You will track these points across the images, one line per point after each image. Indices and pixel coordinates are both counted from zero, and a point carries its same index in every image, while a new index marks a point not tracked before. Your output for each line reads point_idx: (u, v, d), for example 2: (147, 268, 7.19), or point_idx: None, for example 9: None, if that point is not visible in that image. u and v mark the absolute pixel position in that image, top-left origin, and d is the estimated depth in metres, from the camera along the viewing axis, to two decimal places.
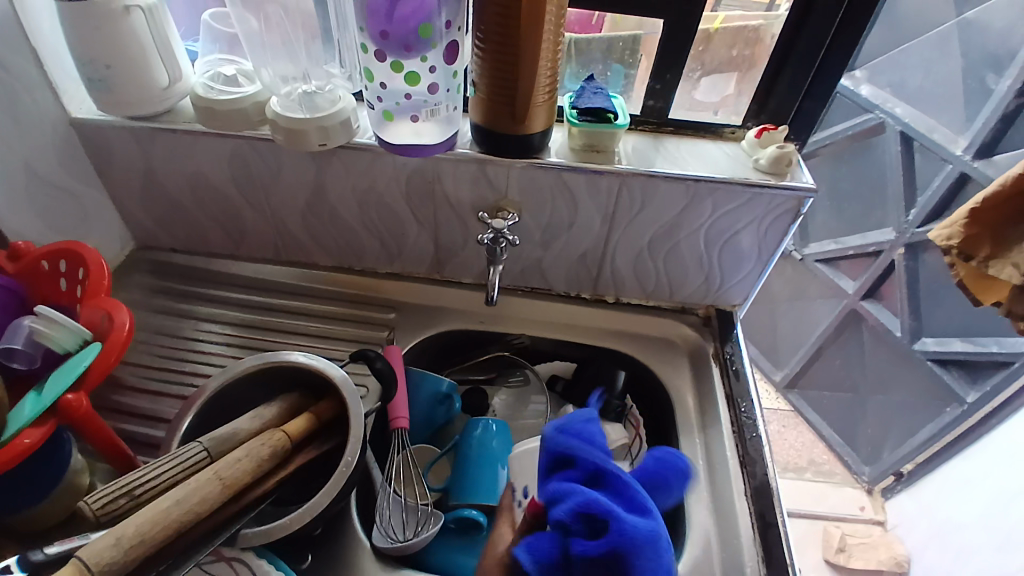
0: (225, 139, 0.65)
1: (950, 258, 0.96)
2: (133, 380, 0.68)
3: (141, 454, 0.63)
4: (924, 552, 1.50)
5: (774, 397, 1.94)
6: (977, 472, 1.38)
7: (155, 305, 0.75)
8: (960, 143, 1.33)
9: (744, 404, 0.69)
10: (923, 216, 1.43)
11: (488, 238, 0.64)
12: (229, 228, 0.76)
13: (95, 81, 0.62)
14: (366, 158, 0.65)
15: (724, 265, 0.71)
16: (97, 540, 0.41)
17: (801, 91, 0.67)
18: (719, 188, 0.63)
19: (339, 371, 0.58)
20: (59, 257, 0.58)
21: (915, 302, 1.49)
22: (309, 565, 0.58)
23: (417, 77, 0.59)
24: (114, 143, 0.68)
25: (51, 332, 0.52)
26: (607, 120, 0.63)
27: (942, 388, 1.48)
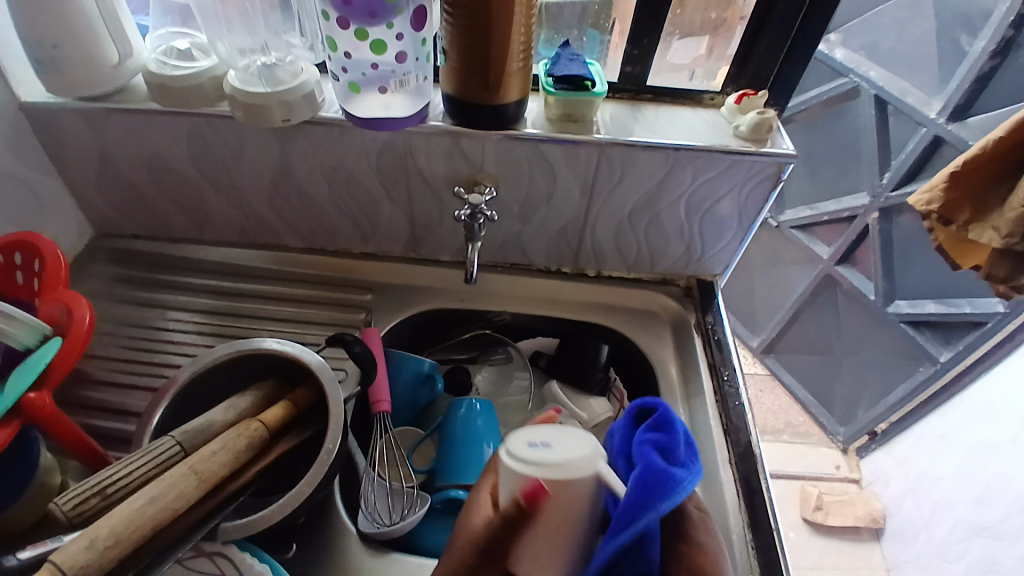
0: (182, 118, 0.61)
1: (930, 224, 0.99)
2: (100, 373, 0.65)
3: (113, 450, 0.60)
4: (899, 507, 1.55)
5: (751, 362, 1.97)
6: (952, 429, 1.42)
7: (120, 294, 0.72)
8: (935, 105, 1.35)
9: (726, 373, 0.69)
10: (897, 179, 1.44)
11: (466, 214, 0.63)
12: (193, 211, 0.72)
13: (41, 59, 0.57)
14: (334, 133, 0.62)
15: (705, 234, 0.70)
16: (70, 543, 0.39)
17: (780, 55, 0.65)
18: (698, 156, 0.62)
19: (315, 357, 0.56)
20: (14, 249, 0.55)
21: (889, 264, 1.51)
22: (293, 555, 0.57)
23: (383, 45, 0.56)
24: (64, 126, 0.63)
25: (10, 329, 0.47)
26: (585, 87, 0.61)
27: (916, 348, 1.51)
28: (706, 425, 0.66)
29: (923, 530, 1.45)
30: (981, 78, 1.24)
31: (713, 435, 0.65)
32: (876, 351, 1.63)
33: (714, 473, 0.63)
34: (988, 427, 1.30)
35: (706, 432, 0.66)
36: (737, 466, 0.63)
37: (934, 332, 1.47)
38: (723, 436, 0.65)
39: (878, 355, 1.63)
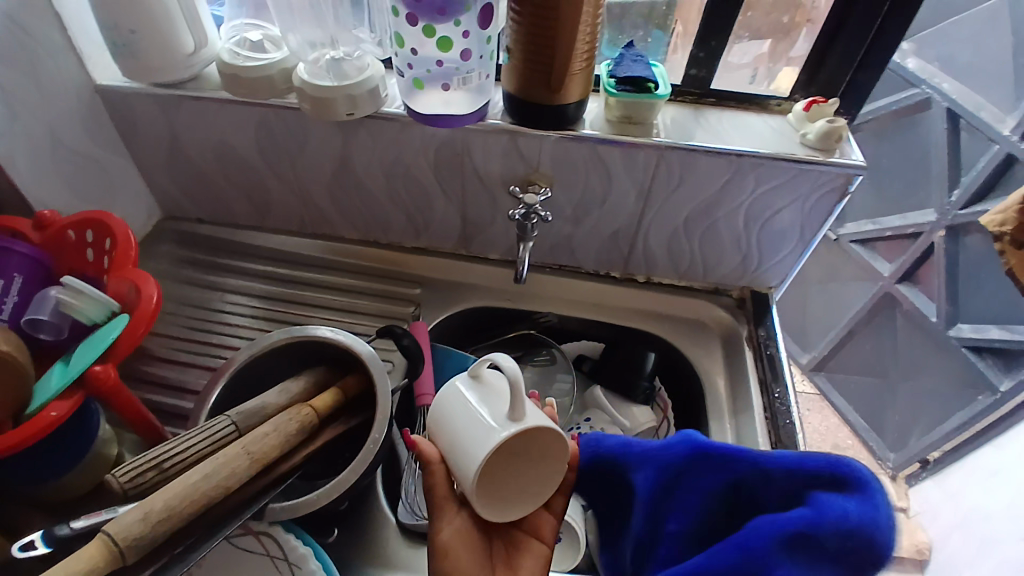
0: (250, 108, 0.63)
1: (1001, 246, 0.94)
2: (161, 350, 0.68)
3: (169, 425, 0.63)
4: (946, 542, 1.47)
5: (800, 380, 1.90)
6: (1007, 462, 1.34)
7: (182, 275, 0.75)
8: (1008, 122, 1.27)
9: (778, 390, 0.67)
10: (966, 198, 1.37)
11: (520, 213, 0.62)
12: (254, 199, 0.74)
13: (119, 45, 0.60)
14: (394, 128, 0.62)
15: (764, 245, 0.68)
16: (126, 514, 0.40)
17: (855, 62, 0.63)
18: (762, 164, 0.60)
19: (366, 347, 0.56)
20: (86, 226, 0.57)
21: (953, 286, 1.44)
22: (334, 540, 0.57)
23: (449, 43, 0.56)
24: (139, 111, 0.66)
25: (78, 303, 0.51)
26: (647, 90, 0.60)
27: (975, 375, 1.44)
28: (754, 442, 0.64)
29: (970, 565, 1.36)
30: None
31: (761, 453, 0.63)
32: (933, 376, 1.55)
33: None
34: None
35: (753, 450, 0.64)
36: None
37: (998, 360, 1.39)
38: None
39: (935, 381, 1.55)
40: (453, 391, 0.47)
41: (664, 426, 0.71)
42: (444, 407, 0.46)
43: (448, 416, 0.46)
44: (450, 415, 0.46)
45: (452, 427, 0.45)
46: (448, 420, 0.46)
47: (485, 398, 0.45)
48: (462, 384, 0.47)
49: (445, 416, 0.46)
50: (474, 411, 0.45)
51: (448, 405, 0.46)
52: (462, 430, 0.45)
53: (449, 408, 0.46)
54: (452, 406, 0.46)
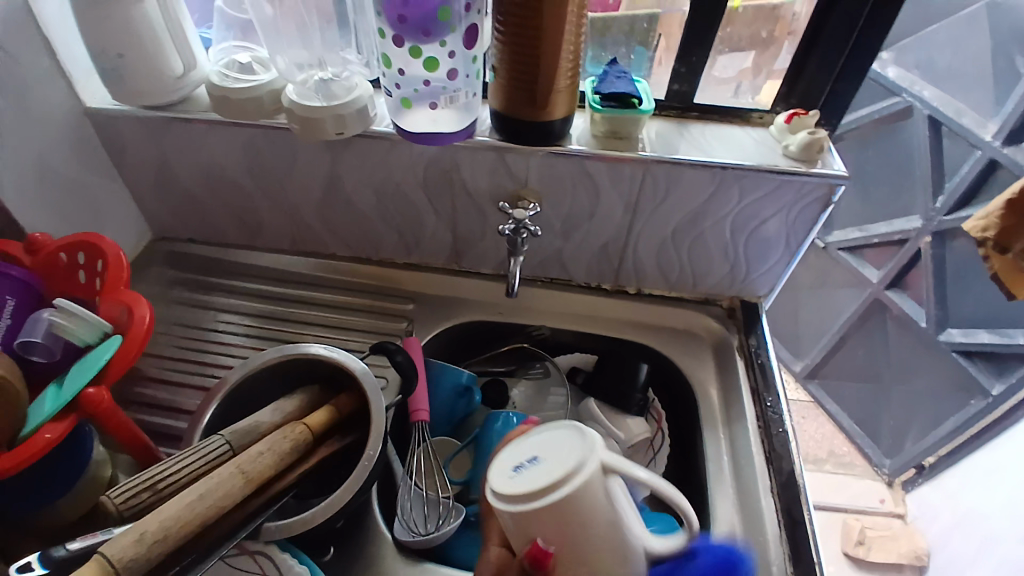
0: (240, 129, 0.64)
1: (985, 250, 0.95)
2: (153, 372, 0.68)
3: (163, 447, 0.63)
4: (944, 547, 1.48)
5: (794, 387, 1.91)
6: (1002, 466, 1.35)
7: (174, 296, 0.75)
8: (989, 128, 1.30)
9: (769, 398, 0.67)
10: (951, 203, 1.39)
11: (509, 228, 0.63)
12: (245, 219, 0.75)
13: (109, 69, 0.61)
14: (383, 146, 0.63)
15: (751, 255, 0.69)
16: (120, 536, 0.40)
17: (833, 75, 0.65)
18: (747, 175, 0.61)
19: (358, 364, 0.57)
20: (77, 248, 0.57)
21: (942, 291, 1.46)
22: (331, 558, 0.57)
23: (436, 63, 0.58)
24: (129, 134, 0.67)
25: (71, 326, 0.52)
26: (632, 105, 0.61)
27: (967, 379, 1.45)
28: (748, 451, 0.65)
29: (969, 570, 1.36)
30: None
31: (754, 461, 0.64)
32: (925, 381, 1.56)
33: (754, 501, 0.61)
34: None
35: (747, 458, 0.64)
36: (779, 494, 0.61)
37: (988, 364, 1.41)
38: (765, 463, 0.63)
39: (927, 385, 1.56)
40: (596, 482, 0.42)
41: (659, 437, 0.70)
42: (590, 502, 0.41)
43: (591, 512, 0.42)
44: (594, 513, 0.42)
45: (597, 522, 0.42)
46: (588, 515, 0.42)
47: (617, 485, 0.43)
48: (606, 474, 0.42)
49: (597, 509, 0.42)
50: (620, 509, 0.42)
51: (591, 495, 0.41)
52: (603, 526, 0.42)
53: (602, 505, 0.42)
54: (599, 499, 0.42)
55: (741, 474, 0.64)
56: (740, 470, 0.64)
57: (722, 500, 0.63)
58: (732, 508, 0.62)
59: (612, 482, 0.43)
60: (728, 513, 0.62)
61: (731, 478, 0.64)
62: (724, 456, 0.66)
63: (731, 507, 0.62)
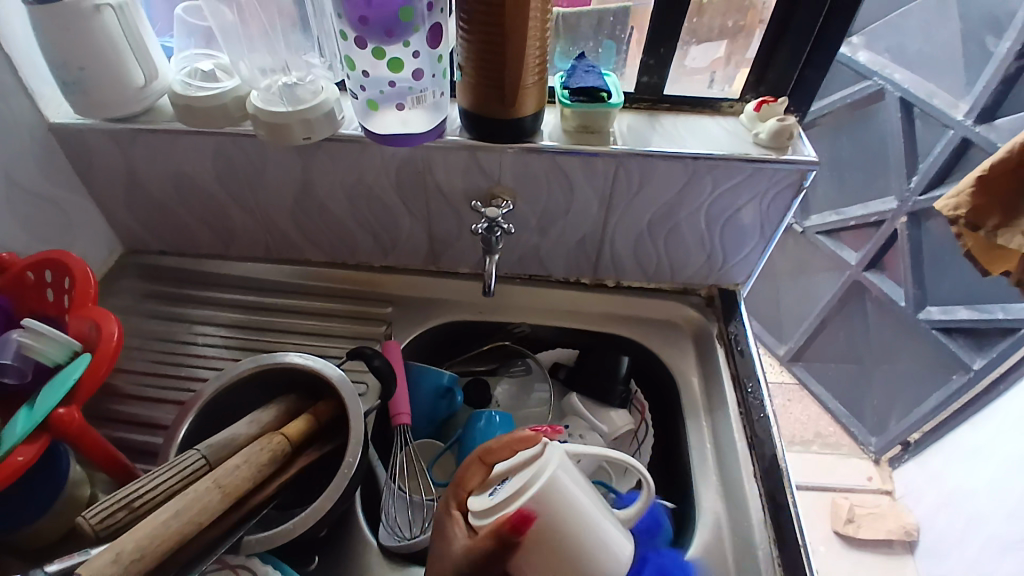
0: (207, 137, 0.63)
1: (958, 228, 0.97)
2: (129, 387, 0.67)
3: (141, 463, 0.62)
4: (932, 522, 1.50)
5: (779, 371, 1.94)
6: (986, 439, 1.36)
7: (148, 309, 0.74)
8: (960, 108, 1.32)
9: (751, 385, 0.68)
10: (924, 184, 1.41)
11: (483, 228, 0.62)
12: (218, 228, 0.74)
13: (70, 82, 0.59)
14: (353, 149, 0.62)
15: (727, 243, 0.69)
16: (97, 556, 0.40)
17: (801, 61, 0.65)
18: (719, 165, 0.61)
19: (336, 371, 0.56)
20: (45, 266, 0.56)
21: (920, 270, 1.48)
22: (316, 567, 0.57)
23: (401, 63, 0.57)
24: (96, 148, 0.66)
25: (39, 345, 0.50)
26: (602, 99, 0.61)
27: (948, 356, 1.47)
28: (730, 439, 0.65)
29: (956, 543, 1.39)
30: (1006, 81, 1.21)
31: (737, 449, 0.64)
32: (907, 359, 1.58)
33: (737, 488, 0.62)
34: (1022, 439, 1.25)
35: (730, 446, 0.65)
36: (762, 480, 0.61)
37: (967, 339, 1.43)
38: (747, 450, 0.64)
39: (909, 364, 1.58)
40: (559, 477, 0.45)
41: (642, 428, 0.70)
42: (554, 500, 0.44)
43: (556, 506, 0.44)
44: (571, 519, 0.44)
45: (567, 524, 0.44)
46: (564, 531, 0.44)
47: (578, 486, 0.46)
48: (564, 472, 0.45)
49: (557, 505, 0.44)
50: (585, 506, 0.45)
51: (563, 492, 0.44)
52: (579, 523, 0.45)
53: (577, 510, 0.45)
54: (566, 495, 0.44)
55: (724, 462, 0.64)
56: (723, 459, 0.65)
57: (707, 489, 0.63)
58: (716, 496, 0.63)
59: (573, 481, 0.45)
60: (712, 502, 0.62)
61: (715, 467, 0.65)
62: (707, 445, 0.66)
63: (715, 495, 0.63)
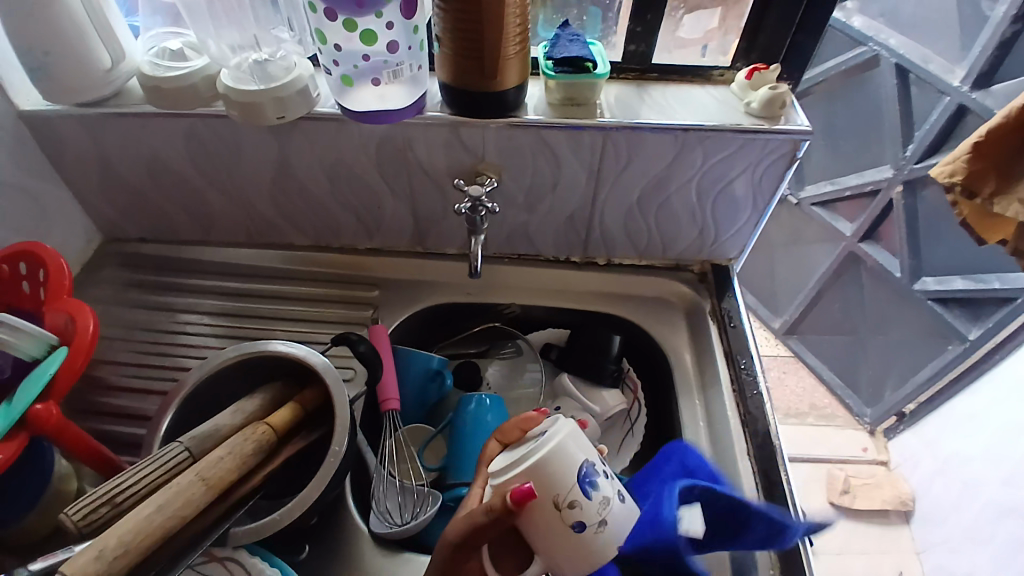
0: (179, 119, 0.60)
1: (953, 197, 0.95)
2: (112, 379, 0.66)
3: (125, 455, 0.61)
4: (928, 490, 1.50)
5: (773, 344, 1.93)
6: (982, 408, 1.36)
7: (129, 298, 0.72)
8: (957, 73, 1.29)
9: (744, 360, 0.67)
10: (921, 152, 1.39)
11: (466, 207, 0.61)
12: (197, 214, 0.72)
13: (33, 65, 0.57)
14: (331, 128, 0.60)
15: (718, 217, 0.68)
16: (79, 554, 0.39)
17: (793, 26, 0.62)
18: (709, 136, 0.59)
19: (320, 358, 0.55)
20: (19, 258, 0.54)
21: (915, 239, 1.47)
22: (307, 556, 0.56)
23: (373, 35, 0.55)
24: (64, 133, 0.63)
25: (15, 340, 0.48)
26: (586, 69, 0.58)
27: (943, 326, 1.46)
28: (724, 415, 0.64)
29: (951, 511, 1.40)
30: (1004, 45, 1.19)
31: (730, 426, 0.63)
32: (902, 329, 1.58)
33: (731, 465, 0.61)
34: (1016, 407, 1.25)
35: (723, 423, 0.64)
36: (756, 457, 0.61)
37: (963, 309, 1.42)
38: (741, 427, 0.63)
39: (904, 334, 1.58)
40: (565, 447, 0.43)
41: (635, 408, 0.70)
42: (560, 464, 0.43)
43: (560, 474, 0.43)
44: (565, 473, 0.43)
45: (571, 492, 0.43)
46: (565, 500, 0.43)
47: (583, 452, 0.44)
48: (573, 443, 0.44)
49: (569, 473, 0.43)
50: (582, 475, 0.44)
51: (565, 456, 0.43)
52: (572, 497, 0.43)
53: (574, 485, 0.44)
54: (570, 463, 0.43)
55: (718, 439, 0.64)
56: (717, 436, 0.64)
57: None
58: None
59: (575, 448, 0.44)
60: None
61: (709, 444, 0.64)
62: (700, 423, 0.65)
63: (709, 472, 0.62)
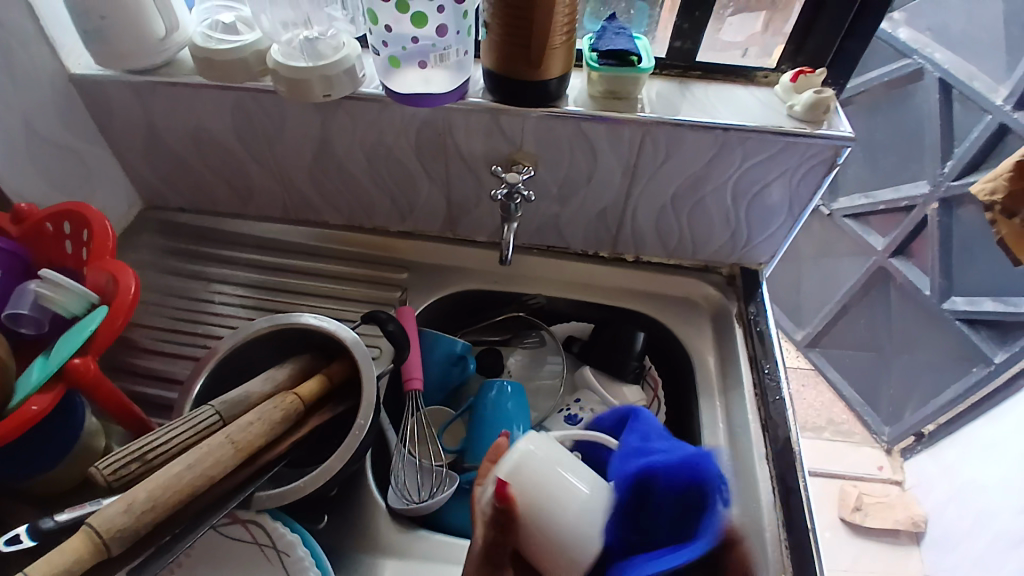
0: (226, 92, 0.62)
1: (991, 215, 0.93)
2: (146, 341, 0.67)
3: (155, 416, 0.63)
4: (942, 514, 1.47)
5: (794, 356, 1.92)
6: (1002, 433, 1.34)
7: (165, 265, 0.74)
8: (1001, 92, 1.26)
9: (768, 366, 0.67)
10: (957, 169, 1.36)
11: (502, 194, 0.61)
12: (236, 186, 0.73)
13: (91, 31, 0.58)
14: (374, 108, 0.61)
15: (753, 221, 0.67)
16: (108, 506, 0.40)
17: (842, 31, 0.62)
18: (750, 137, 0.59)
19: (351, 333, 0.56)
20: (63, 218, 0.56)
21: (947, 258, 1.44)
22: (325, 526, 0.57)
23: (424, 18, 0.55)
24: (115, 99, 0.65)
25: (56, 296, 0.50)
26: (630, 63, 0.58)
27: (970, 348, 1.44)
28: (744, 420, 0.64)
29: (964, 535, 1.38)
30: None
31: (751, 430, 0.63)
32: (928, 349, 1.56)
33: (750, 469, 0.61)
34: None
35: (744, 427, 0.64)
36: (775, 463, 0.61)
37: (991, 332, 1.40)
38: (762, 432, 0.63)
39: (929, 353, 1.55)
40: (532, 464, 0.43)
41: (655, 405, 0.69)
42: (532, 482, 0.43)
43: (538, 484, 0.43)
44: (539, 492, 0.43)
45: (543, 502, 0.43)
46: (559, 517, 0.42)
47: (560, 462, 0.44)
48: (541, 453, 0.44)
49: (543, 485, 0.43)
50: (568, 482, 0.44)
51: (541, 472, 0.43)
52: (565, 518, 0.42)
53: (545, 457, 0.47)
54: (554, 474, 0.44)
55: (737, 442, 0.63)
56: (736, 439, 0.64)
57: None
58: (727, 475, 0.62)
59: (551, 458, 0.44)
60: None
61: (727, 446, 0.64)
62: (721, 425, 0.65)
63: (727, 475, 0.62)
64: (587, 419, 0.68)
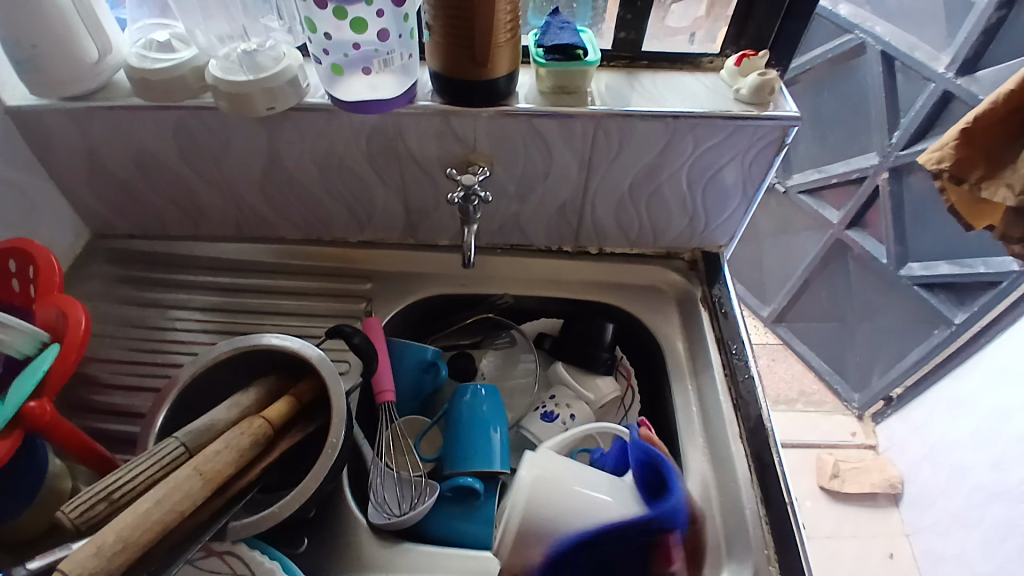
0: (167, 111, 0.60)
1: (942, 184, 0.97)
2: (104, 376, 0.65)
3: (119, 452, 0.61)
4: (916, 473, 1.52)
5: (763, 332, 1.96)
6: (968, 390, 1.38)
7: (118, 295, 0.71)
8: (943, 60, 1.30)
9: (735, 346, 0.68)
10: (906, 138, 1.41)
11: (459, 196, 0.60)
12: (186, 208, 0.71)
13: (20, 60, 0.56)
14: (322, 119, 0.60)
15: (709, 205, 0.68)
16: (76, 551, 0.38)
17: (781, 13, 0.63)
18: (700, 123, 0.59)
19: (315, 350, 0.54)
20: (6, 256, 0.53)
21: (901, 225, 1.49)
22: (306, 549, 0.56)
23: (364, 24, 0.54)
24: (51, 127, 0.62)
25: (6, 337, 0.46)
26: (578, 57, 0.58)
27: (930, 311, 1.48)
28: (716, 400, 0.65)
29: (941, 492, 1.42)
30: (988, 31, 1.21)
31: (722, 409, 0.64)
32: (889, 314, 1.60)
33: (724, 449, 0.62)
34: (1005, 391, 1.26)
35: (716, 409, 0.64)
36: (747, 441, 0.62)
37: (948, 294, 1.44)
38: (733, 412, 0.64)
39: (890, 318, 1.60)
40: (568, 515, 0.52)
41: (628, 395, 0.70)
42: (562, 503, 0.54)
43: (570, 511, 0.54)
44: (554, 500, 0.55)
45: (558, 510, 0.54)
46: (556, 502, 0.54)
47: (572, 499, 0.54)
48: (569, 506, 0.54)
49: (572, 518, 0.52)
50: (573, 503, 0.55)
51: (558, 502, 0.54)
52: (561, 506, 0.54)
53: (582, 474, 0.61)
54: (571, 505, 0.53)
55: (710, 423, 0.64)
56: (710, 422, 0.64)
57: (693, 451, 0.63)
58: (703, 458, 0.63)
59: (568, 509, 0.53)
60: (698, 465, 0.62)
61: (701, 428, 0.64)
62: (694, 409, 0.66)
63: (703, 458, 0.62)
64: (564, 416, 0.67)
